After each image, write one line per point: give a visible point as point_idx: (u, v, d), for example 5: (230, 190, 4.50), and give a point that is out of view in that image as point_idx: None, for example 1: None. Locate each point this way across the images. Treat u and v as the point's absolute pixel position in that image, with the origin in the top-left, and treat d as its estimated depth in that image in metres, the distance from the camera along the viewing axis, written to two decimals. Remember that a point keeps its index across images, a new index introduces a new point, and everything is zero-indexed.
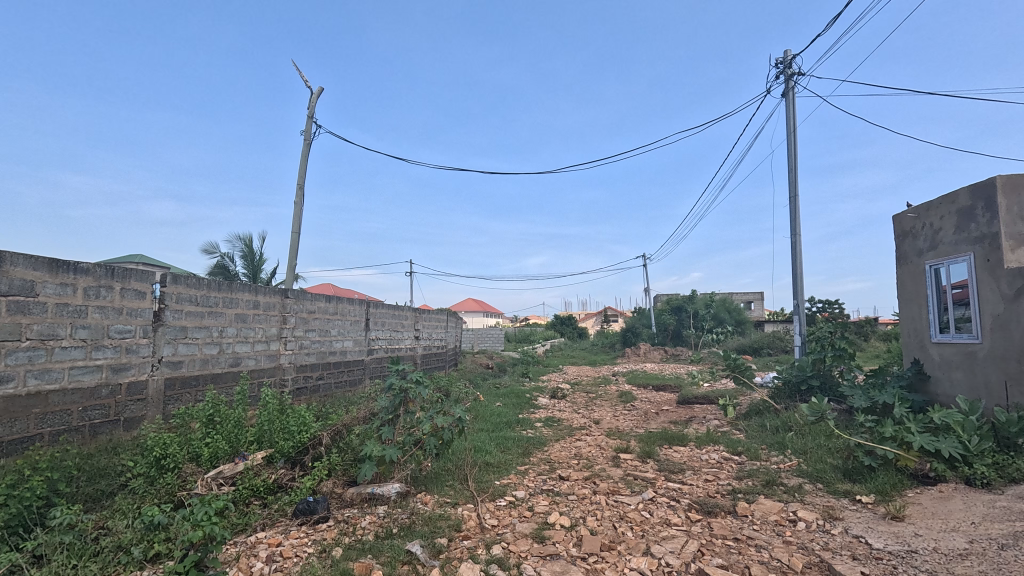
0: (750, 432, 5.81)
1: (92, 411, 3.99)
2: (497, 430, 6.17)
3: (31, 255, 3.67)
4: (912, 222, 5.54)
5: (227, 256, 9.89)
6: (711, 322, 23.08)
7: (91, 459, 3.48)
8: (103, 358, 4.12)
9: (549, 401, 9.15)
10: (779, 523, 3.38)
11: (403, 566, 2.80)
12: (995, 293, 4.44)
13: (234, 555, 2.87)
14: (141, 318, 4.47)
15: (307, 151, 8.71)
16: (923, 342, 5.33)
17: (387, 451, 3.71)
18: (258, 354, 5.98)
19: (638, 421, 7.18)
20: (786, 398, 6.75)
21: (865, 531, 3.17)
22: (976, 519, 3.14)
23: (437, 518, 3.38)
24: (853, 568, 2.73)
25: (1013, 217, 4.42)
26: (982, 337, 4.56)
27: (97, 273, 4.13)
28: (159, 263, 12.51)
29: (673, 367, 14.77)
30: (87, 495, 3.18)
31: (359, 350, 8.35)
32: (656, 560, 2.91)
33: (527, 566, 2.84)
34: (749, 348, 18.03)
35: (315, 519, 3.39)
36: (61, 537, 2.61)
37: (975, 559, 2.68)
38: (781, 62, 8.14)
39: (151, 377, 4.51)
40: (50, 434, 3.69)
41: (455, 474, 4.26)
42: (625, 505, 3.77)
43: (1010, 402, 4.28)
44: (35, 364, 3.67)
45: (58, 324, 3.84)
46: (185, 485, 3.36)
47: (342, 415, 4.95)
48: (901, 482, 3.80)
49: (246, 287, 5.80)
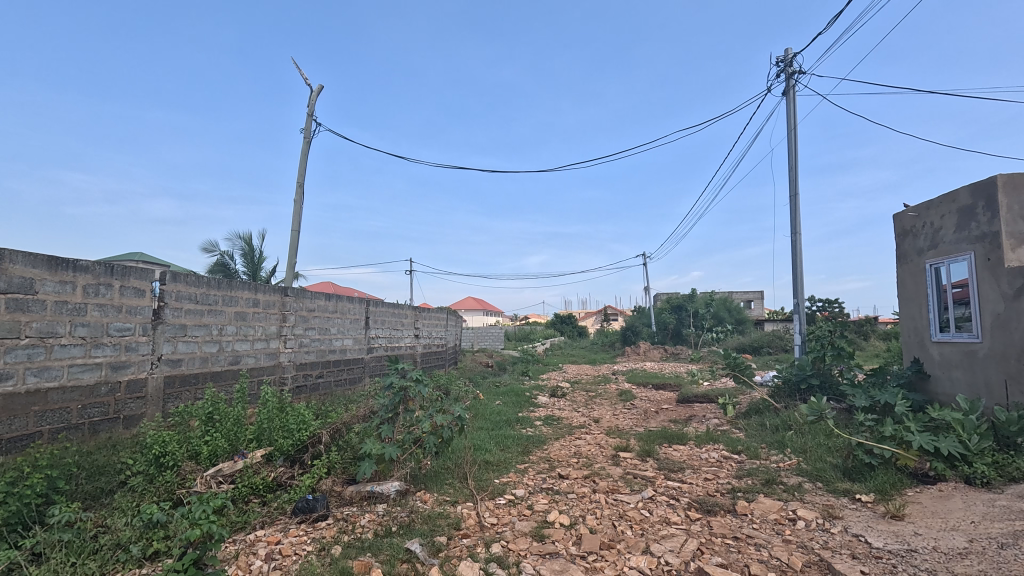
0: (749, 431, 5.81)
1: (91, 409, 3.99)
2: (496, 428, 6.17)
3: (30, 253, 3.67)
4: (913, 221, 5.53)
5: (227, 254, 9.89)
6: (711, 321, 23.08)
7: (91, 457, 3.48)
8: (102, 356, 4.11)
9: (548, 399, 9.15)
10: (778, 522, 3.38)
11: (402, 565, 2.80)
12: (995, 292, 4.44)
13: (234, 553, 2.87)
14: (140, 316, 4.47)
15: (307, 149, 8.70)
16: (923, 341, 5.32)
17: (387, 450, 3.71)
18: (258, 352, 5.98)
19: (638, 420, 7.18)
20: (785, 397, 6.75)
21: (865, 530, 3.17)
22: (975, 518, 3.14)
23: (437, 517, 3.38)
24: (852, 567, 2.73)
25: (1014, 216, 4.40)
26: (982, 336, 4.55)
27: (96, 271, 4.12)
28: (159, 261, 12.50)
29: (673, 365, 14.76)
30: (86, 492, 3.18)
31: (359, 349, 8.35)
32: (656, 559, 2.91)
33: (527, 564, 2.84)
34: (749, 347, 18.02)
35: (314, 518, 3.38)
36: (60, 535, 2.61)
37: (975, 558, 2.68)
38: (781, 60, 8.12)
39: (150, 375, 4.51)
40: (49, 431, 3.68)
41: (455, 472, 4.26)
42: (624, 504, 3.76)
43: (1010, 401, 4.27)
44: (35, 361, 3.67)
45: (58, 322, 3.84)
46: (184, 483, 3.36)
47: (342, 413, 4.94)
48: (900, 482, 3.80)
49: (245, 285, 5.79)
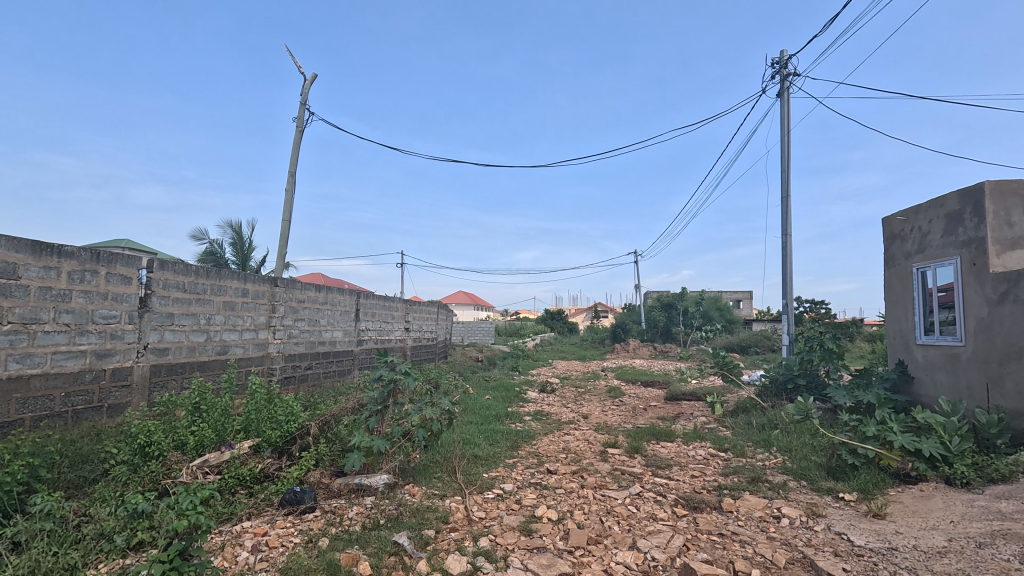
0: (736, 429, 5.86)
1: (75, 397, 3.93)
2: (486, 423, 6.17)
3: (11, 237, 3.58)
4: (901, 225, 5.59)
5: (215, 242, 9.78)
6: (700, 320, 23.15)
7: (74, 445, 3.43)
8: (86, 343, 4.05)
9: (538, 395, 9.17)
10: (763, 519, 3.42)
11: (390, 557, 2.80)
12: (980, 297, 4.51)
13: (219, 544, 2.85)
14: (126, 303, 4.40)
15: (299, 137, 8.60)
16: (908, 343, 5.40)
17: (375, 443, 3.69)
18: (246, 342, 5.93)
19: (626, 417, 7.23)
20: (772, 396, 6.84)
21: (847, 528, 3.22)
22: (955, 518, 3.20)
23: (425, 510, 3.38)
24: (835, 564, 2.77)
25: (1001, 222, 4.47)
26: (965, 340, 4.63)
27: (82, 256, 4.05)
28: (146, 248, 12.28)
29: (661, 363, 14.83)
30: (68, 481, 3.13)
31: (348, 341, 8.30)
32: (643, 555, 2.93)
33: (514, 558, 2.86)
34: (737, 346, 18.22)
35: (302, 509, 3.37)
36: (41, 524, 2.56)
37: (953, 557, 2.74)
38: (777, 62, 8.16)
39: (137, 363, 4.45)
40: (31, 419, 3.62)
41: (443, 466, 4.27)
42: (612, 500, 3.79)
43: (990, 404, 4.36)
44: (17, 348, 3.60)
45: (41, 308, 3.77)
46: (169, 474, 3.32)
47: (332, 405, 4.90)
48: (882, 481, 3.86)
49: (234, 275, 5.72)
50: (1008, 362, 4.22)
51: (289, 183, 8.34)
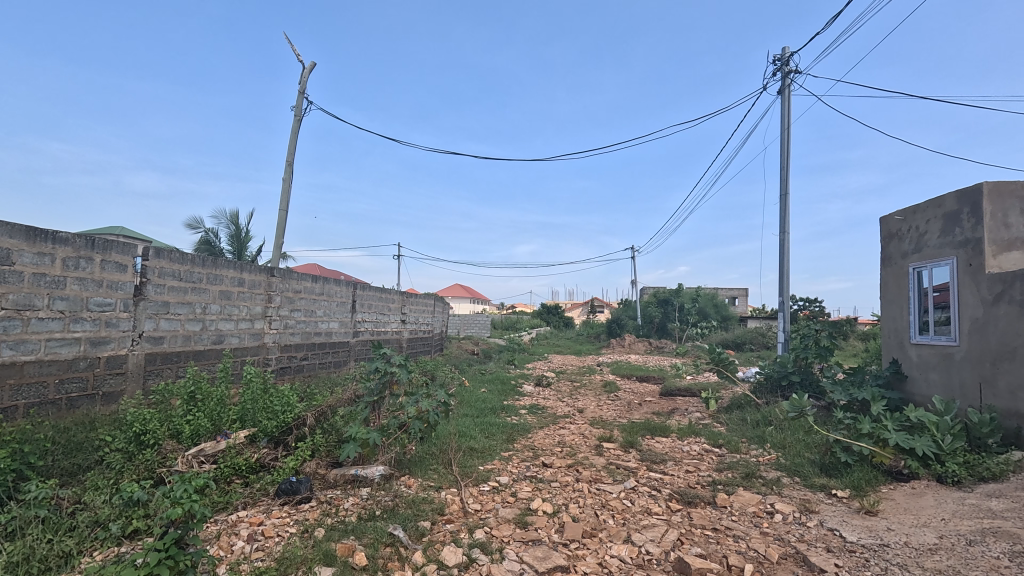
0: (730, 425, 5.90)
1: (69, 384, 3.90)
2: (481, 416, 6.20)
3: (6, 221, 3.54)
4: (899, 224, 5.61)
5: (211, 230, 9.71)
6: (697, 316, 23.21)
7: (67, 433, 3.41)
8: (81, 331, 4.02)
9: (533, 388, 9.21)
10: (757, 515, 3.45)
11: (385, 549, 2.81)
12: (974, 297, 4.54)
13: (214, 533, 2.85)
14: (122, 291, 4.37)
15: (297, 125, 8.53)
16: (902, 342, 5.44)
17: (371, 434, 3.69)
18: (242, 332, 5.91)
19: (621, 412, 7.24)
20: (767, 393, 6.86)
21: (840, 524, 3.25)
22: (946, 516, 3.23)
23: (421, 501, 3.39)
24: (827, 559, 2.80)
25: (997, 223, 4.49)
26: (959, 340, 4.66)
27: (77, 243, 4.02)
28: (138, 236, 12.19)
29: (657, 359, 14.83)
30: (62, 469, 3.11)
31: (345, 332, 8.29)
32: (637, 548, 2.96)
33: (510, 551, 2.87)
34: (732, 343, 18.31)
35: (298, 500, 3.35)
36: (36, 511, 2.55)
37: (944, 554, 2.77)
38: (779, 58, 8.12)
39: (132, 351, 4.43)
40: (24, 406, 3.59)
41: (439, 458, 4.27)
42: (607, 493, 3.81)
43: (982, 403, 4.40)
44: (10, 334, 3.57)
45: (35, 294, 3.73)
46: (165, 462, 3.32)
47: (328, 395, 4.90)
48: (875, 478, 3.90)
49: (230, 264, 5.69)
50: (1001, 362, 4.26)
51: (286, 173, 8.29)
